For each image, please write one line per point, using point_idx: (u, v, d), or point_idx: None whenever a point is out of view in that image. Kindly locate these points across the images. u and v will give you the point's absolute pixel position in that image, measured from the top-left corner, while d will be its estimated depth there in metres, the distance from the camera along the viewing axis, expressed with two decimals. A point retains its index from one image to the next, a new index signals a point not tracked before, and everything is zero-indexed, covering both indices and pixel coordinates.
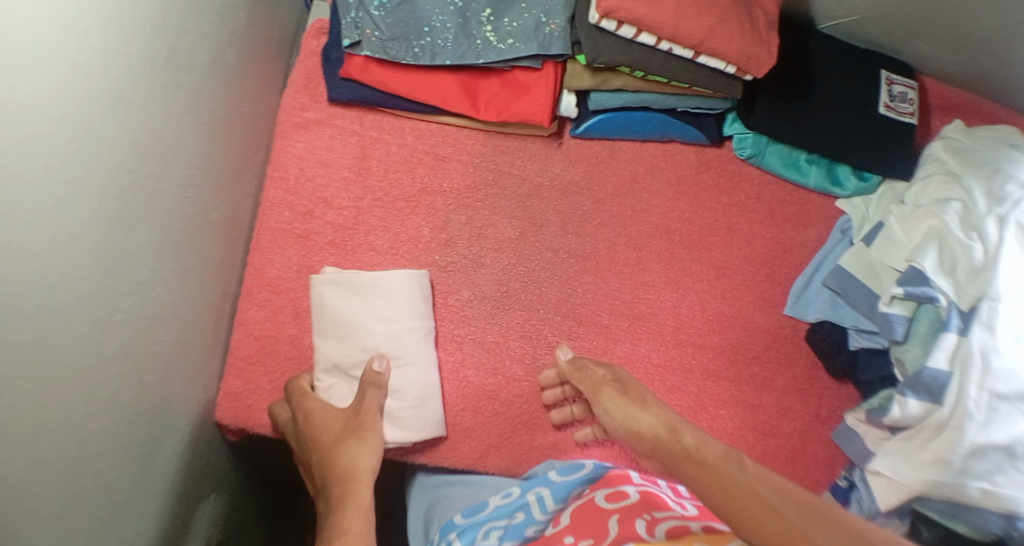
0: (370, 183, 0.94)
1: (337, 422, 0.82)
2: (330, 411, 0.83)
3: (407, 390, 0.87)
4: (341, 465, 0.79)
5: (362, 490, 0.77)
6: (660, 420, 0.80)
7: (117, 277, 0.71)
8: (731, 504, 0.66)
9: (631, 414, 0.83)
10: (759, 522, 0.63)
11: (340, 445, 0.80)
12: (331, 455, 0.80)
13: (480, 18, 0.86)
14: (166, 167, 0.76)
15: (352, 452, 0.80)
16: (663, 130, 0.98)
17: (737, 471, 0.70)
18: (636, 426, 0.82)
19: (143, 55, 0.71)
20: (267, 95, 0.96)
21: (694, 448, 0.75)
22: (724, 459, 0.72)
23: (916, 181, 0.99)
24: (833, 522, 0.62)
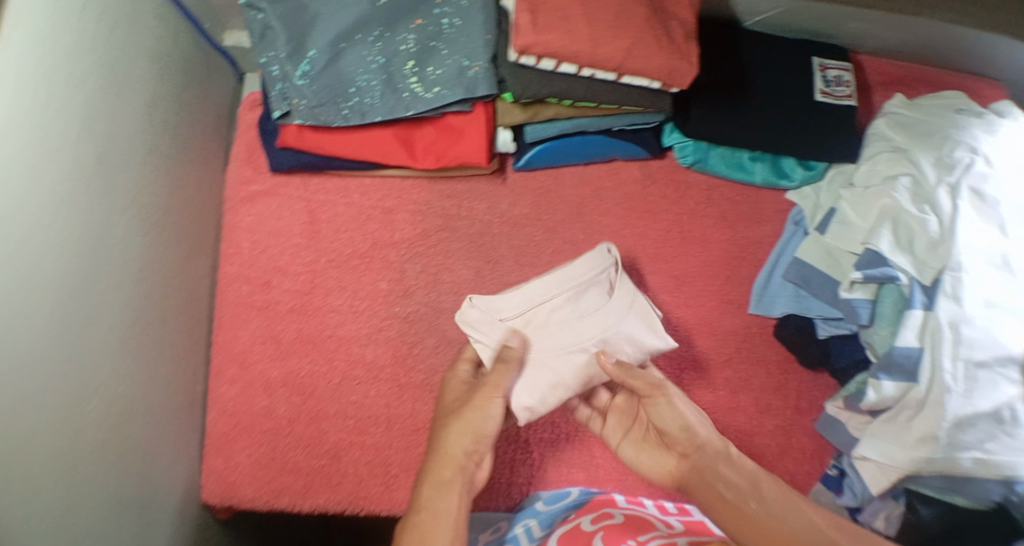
0: (322, 245, 0.95)
1: (459, 398, 0.83)
2: (456, 392, 0.85)
3: (548, 351, 0.83)
4: (440, 443, 0.80)
5: (448, 468, 0.78)
6: (685, 438, 0.82)
7: (78, 381, 0.72)
8: (740, 526, 0.74)
9: (664, 418, 0.83)
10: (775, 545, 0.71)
11: (448, 420, 0.81)
12: (438, 432, 0.81)
13: (403, 71, 0.86)
14: (113, 267, 0.77)
15: (453, 426, 0.80)
16: (604, 150, 0.98)
17: (759, 499, 0.75)
18: (667, 428, 0.83)
19: (72, 164, 0.72)
20: (212, 172, 0.97)
21: (709, 470, 0.79)
22: (742, 482, 0.77)
23: (863, 162, 0.99)
24: None
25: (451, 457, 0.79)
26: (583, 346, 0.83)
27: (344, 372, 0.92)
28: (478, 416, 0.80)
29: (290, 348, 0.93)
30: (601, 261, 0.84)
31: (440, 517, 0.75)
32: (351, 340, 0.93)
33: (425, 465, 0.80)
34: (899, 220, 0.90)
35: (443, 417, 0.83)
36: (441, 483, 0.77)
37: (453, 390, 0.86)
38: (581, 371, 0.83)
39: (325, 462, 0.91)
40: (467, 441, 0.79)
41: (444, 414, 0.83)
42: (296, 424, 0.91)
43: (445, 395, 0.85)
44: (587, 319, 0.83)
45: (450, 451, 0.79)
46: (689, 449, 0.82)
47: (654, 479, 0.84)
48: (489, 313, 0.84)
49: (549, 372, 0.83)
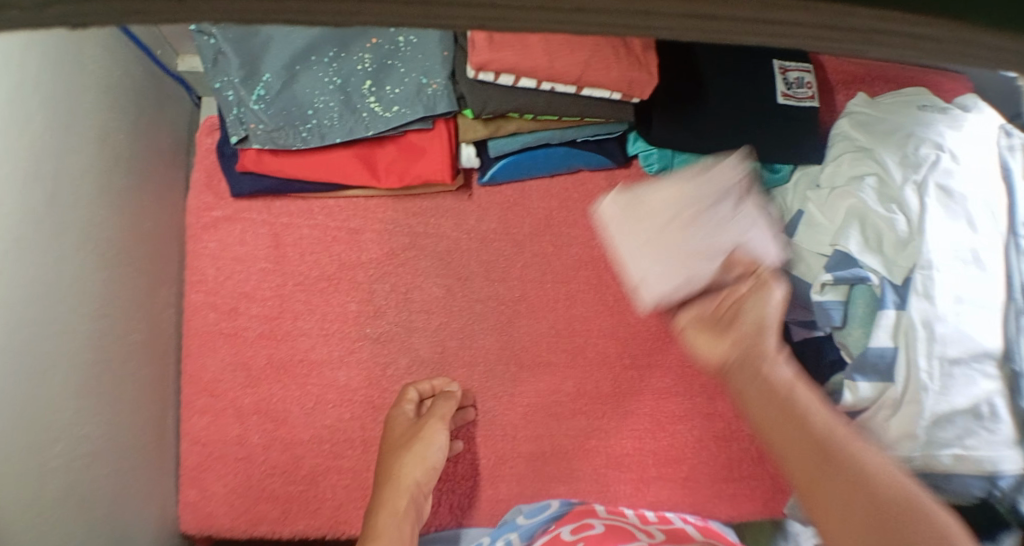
0: (289, 269, 0.94)
1: (403, 434, 0.87)
2: (402, 427, 0.88)
3: (665, 259, 0.91)
4: (393, 475, 0.84)
5: (403, 497, 0.83)
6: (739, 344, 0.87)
7: (38, 429, 0.70)
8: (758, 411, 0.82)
9: (759, 310, 0.88)
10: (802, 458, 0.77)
11: (399, 455, 0.85)
12: (389, 466, 0.85)
13: (361, 91, 0.85)
14: (71, 308, 0.76)
15: (405, 462, 0.85)
16: (568, 161, 0.97)
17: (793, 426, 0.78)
18: (750, 315, 0.88)
19: (20, 209, 0.70)
20: (172, 200, 0.95)
21: (749, 360, 0.86)
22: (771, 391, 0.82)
23: (828, 164, 0.99)
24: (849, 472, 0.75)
25: (404, 487, 0.84)
26: (687, 279, 0.91)
27: (316, 397, 0.91)
28: (426, 448, 0.85)
29: (260, 375, 0.92)
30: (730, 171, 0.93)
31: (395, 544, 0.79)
32: (322, 364, 0.92)
33: (376, 497, 0.84)
34: (866, 219, 0.90)
35: (393, 452, 0.86)
36: (396, 512, 0.82)
37: (397, 426, 0.88)
38: (707, 277, 0.91)
39: (301, 488, 0.90)
40: (419, 470, 0.85)
41: (391, 447, 0.87)
42: (269, 451, 0.90)
43: (389, 428, 0.88)
44: (722, 229, 0.92)
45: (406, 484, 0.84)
46: (743, 341, 0.87)
47: (704, 361, 0.91)
48: (631, 200, 0.93)
49: (663, 266, 0.90)
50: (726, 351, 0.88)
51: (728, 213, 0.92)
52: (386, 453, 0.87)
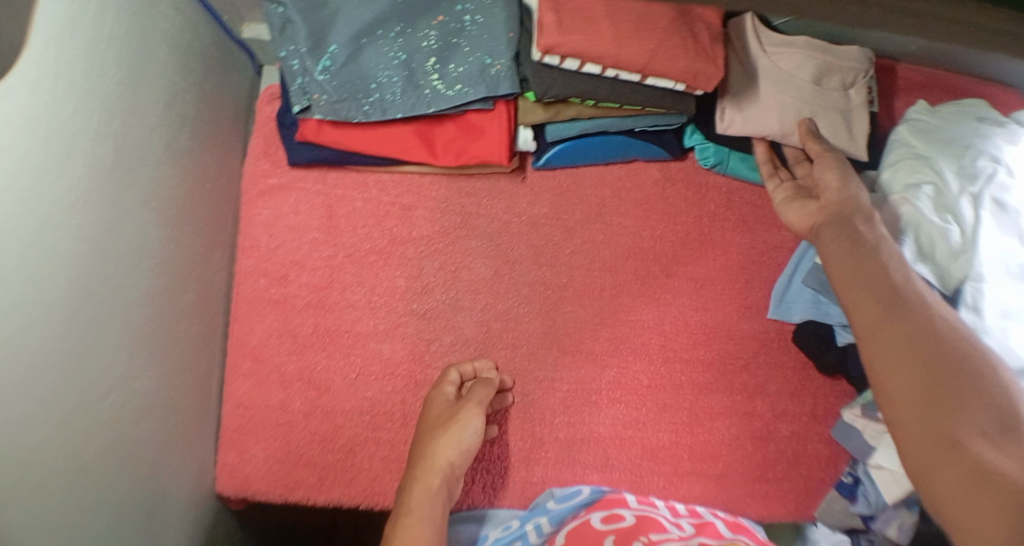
0: (340, 240, 0.95)
1: (441, 414, 0.87)
2: (439, 407, 0.88)
3: (770, 100, 0.92)
4: (427, 453, 0.84)
5: (435, 476, 0.83)
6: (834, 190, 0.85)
7: (93, 379, 0.72)
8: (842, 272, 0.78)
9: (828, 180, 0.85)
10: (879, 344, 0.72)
11: (434, 434, 0.85)
12: (425, 444, 0.85)
13: (425, 68, 0.85)
14: (131, 263, 0.77)
15: (439, 441, 0.84)
16: (624, 151, 0.97)
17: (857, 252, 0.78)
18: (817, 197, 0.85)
19: (89, 162, 0.71)
20: (230, 164, 0.97)
21: (847, 218, 0.82)
22: (871, 276, 0.76)
23: (885, 170, 0.98)
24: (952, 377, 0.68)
25: (436, 466, 0.83)
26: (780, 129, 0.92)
27: (360, 368, 0.92)
28: (463, 429, 0.85)
29: (306, 343, 0.93)
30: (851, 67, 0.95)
31: (425, 524, 0.79)
32: (367, 336, 0.93)
33: (411, 474, 0.84)
34: (920, 227, 0.90)
35: (428, 432, 0.86)
36: (429, 490, 0.82)
37: (435, 407, 0.88)
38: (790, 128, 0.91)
39: (340, 457, 0.91)
40: (452, 450, 0.84)
41: (428, 426, 0.86)
42: (311, 419, 0.91)
43: (429, 406, 0.88)
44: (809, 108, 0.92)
45: (439, 465, 0.83)
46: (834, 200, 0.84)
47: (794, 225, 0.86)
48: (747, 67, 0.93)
49: (765, 103, 0.92)
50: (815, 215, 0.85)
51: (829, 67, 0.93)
52: (421, 432, 0.87)
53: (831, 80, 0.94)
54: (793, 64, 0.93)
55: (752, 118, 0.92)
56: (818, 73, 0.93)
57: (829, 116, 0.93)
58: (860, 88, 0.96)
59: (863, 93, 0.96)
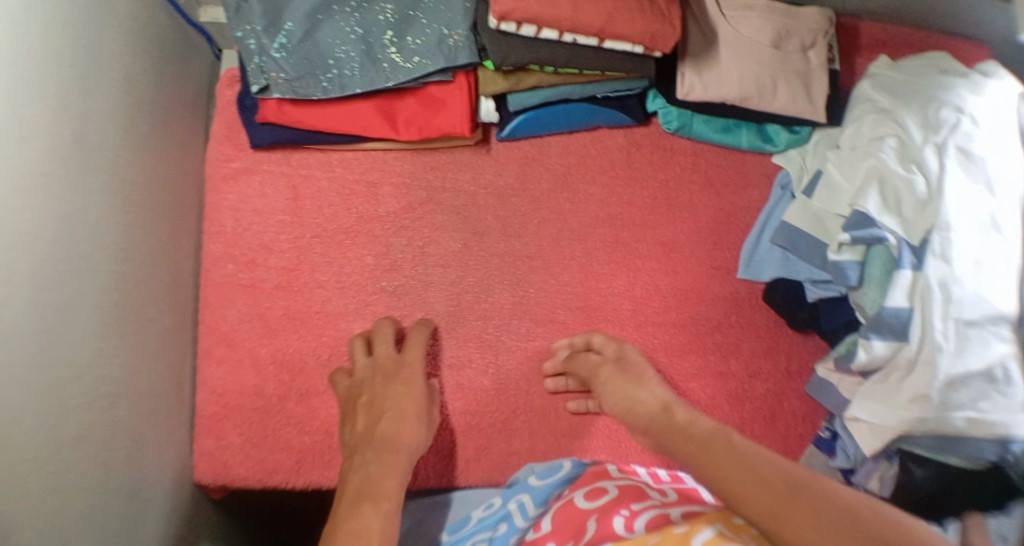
0: (307, 222, 0.94)
1: (389, 367, 0.87)
2: (384, 359, 0.87)
3: (728, 65, 0.92)
4: (381, 407, 0.83)
5: (394, 426, 0.82)
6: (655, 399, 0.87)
7: (62, 367, 0.71)
8: (727, 483, 0.73)
9: (630, 394, 0.89)
10: (741, 492, 0.72)
11: (390, 384, 0.85)
12: (382, 396, 0.84)
13: (383, 41, 0.85)
14: (95, 249, 0.77)
15: (397, 391, 0.85)
16: (588, 118, 0.97)
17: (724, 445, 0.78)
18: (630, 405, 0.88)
19: (46, 147, 0.70)
20: (192, 150, 0.96)
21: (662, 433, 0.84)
22: (713, 435, 0.79)
23: (849, 124, 0.97)
24: (817, 494, 0.70)
25: (400, 446, 0.81)
26: (739, 93, 0.92)
27: (333, 348, 0.92)
28: (414, 381, 0.86)
29: (277, 326, 0.92)
30: (809, 30, 0.95)
31: (383, 535, 0.72)
32: (339, 316, 0.93)
33: (368, 451, 0.80)
34: (885, 182, 0.89)
35: (379, 387, 0.85)
36: (393, 445, 0.80)
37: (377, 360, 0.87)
38: (748, 92, 0.92)
39: (317, 439, 0.90)
40: (415, 434, 0.83)
41: (388, 403, 0.84)
42: (286, 402, 0.91)
43: (386, 381, 0.86)
44: (769, 72, 0.92)
45: (395, 415, 0.83)
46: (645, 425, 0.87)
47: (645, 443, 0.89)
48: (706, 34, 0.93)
49: (723, 67, 0.92)
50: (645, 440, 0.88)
51: (786, 32, 0.94)
52: (366, 387, 0.86)
53: (789, 43, 0.94)
54: (751, 28, 0.93)
55: (713, 82, 0.91)
56: (776, 37, 0.93)
57: (790, 77, 0.93)
58: (820, 47, 0.96)
59: (823, 53, 0.96)
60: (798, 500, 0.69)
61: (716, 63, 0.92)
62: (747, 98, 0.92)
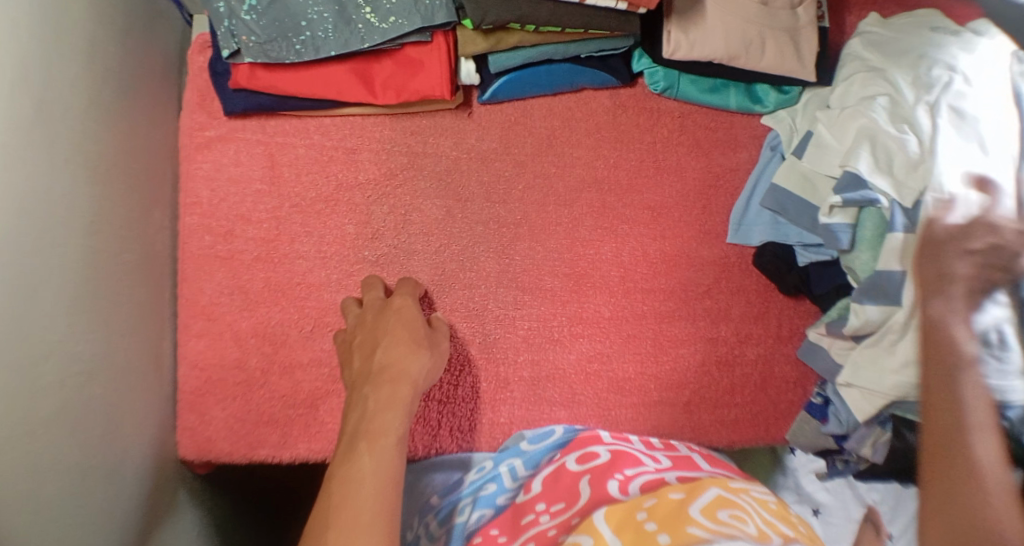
0: (285, 190, 0.92)
1: (379, 309, 0.85)
2: (371, 306, 0.87)
3: (715, 24, 0.88)
4: (373, 345, 0.82)
5: (390, 354, 0.80)
6: None
7: (31, 343, 0.69)
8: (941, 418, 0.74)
9: None
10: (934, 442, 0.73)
11: (380, 322, 0.84)
12: (373, 336, 0.83)
13: (356, 1, 0.82)
14: (62, 221, 0.74)
15: (391, 324, 0.83)
16: (571, 79, 0.94)
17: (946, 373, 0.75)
18: None
19: (9, 115, 0.68)
20: (164, 119, 0.93)
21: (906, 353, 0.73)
22: (933, 358, 0.77)
23: (840, 84, 0.95)
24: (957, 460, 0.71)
25: (401, 375, 0.79)
26: (726, 54, 0.89)
27: (315, 319, 0.90)
28: (407, 314, 0.85)
29: (257, 298, 0.90)
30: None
31: (380, 477, 0.71)
32: (320, 287, 0.91)
33: (366, 390, 0.78)
34: (876, 140, 0.87)
35: (371, 329, 0.84)
36: (394, 377, 0.78)
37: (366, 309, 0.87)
38: (735, 53, 0.89)
39: (302, 411, 0.89)
40: (417, 364, 0.80)
41: (385, 336, 0.82)
42: (268, 375, 0.89)
43: (381, 318, 0.84)
44: (756, 31, 0.90)
45: (389, 346, 0.81)
46: None
47: None
48: None
49: (709, 26, 0.88)
50: None
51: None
52: (360, 333, 0.84)
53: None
54: None
55: (699, 41, 0.89)
56: None
57: (779, 36, 0.91)
58: (810, 4, 0.93)
59: (812, 9, 0.93)
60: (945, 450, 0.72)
61: (703, 22, 0.89)
62: (734, 59, 0.90)
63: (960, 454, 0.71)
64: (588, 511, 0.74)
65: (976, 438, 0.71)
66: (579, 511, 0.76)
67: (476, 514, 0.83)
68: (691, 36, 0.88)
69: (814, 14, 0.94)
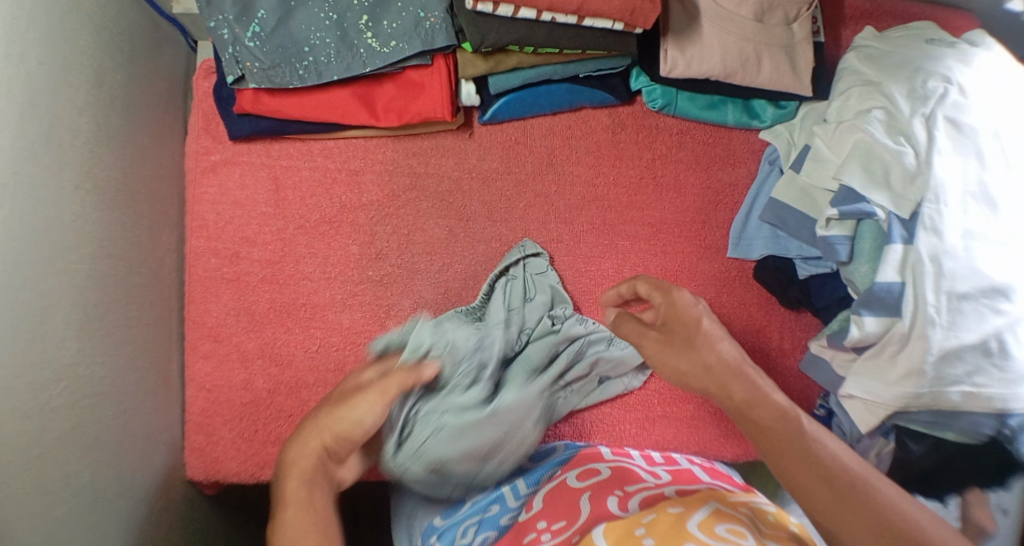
0: (290, 212, 0.93)
1: (354, 389, 0.78)
2: (363, 382, 0.80)
3: (710, 42, 0.90)
4: (314, 426, 0.75)
5: (308, 454, 0.72)
6: (701, 365, 0.75)
7: (40, 367, 0.70)
8: (823, 490, 0.68)
9: (667, 357, 0.77)
10: (809, 486, 0.68)
11: (347, 402, 0.76)
12: (321, 414, 0.76)
13: (358, 26, 0.83)
14: (70, 247, 0.75)
15: (350, 413, 0.75)
16: (571, 99, 0.96)
17: (797, 430, 0.71)
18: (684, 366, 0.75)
19: (17, 145, 0.69)
20: (170, 144, 0.94)
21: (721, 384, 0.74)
22: (772, 416, 0.72)
23: (500, 276, 0.93)
24: (868, 507, 0.66)
25: (288, 473, 0.71)
26: (723, 71, 0.91)
27: (320, 340, 0.91)
28: (368, 407, 0.76)
29: (263, 319, 0.91)
30: (795, 3, 0.93)
31: None
32: (325, 307, 0.92)
33: (280, 477, 0.71)
34: (465, 384, 0.85)
35: (331, 406, 0.76)
36: (302, 472, 0.71)
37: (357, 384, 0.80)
38: (731, 71, 0.91)
39: None
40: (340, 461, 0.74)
41: (331, 421, 0.74)
42: (275, 396, 0.90)
43: (344, 401, 0.77)
44: (753, 49, 0.91)
45: (332, 437, 0.74)
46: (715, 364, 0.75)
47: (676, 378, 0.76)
48: (686, 10, 0.90)
49: (704, 44, 0.90)
50: (698, 366, 0.75)
51: (771, 4, 0.91)
52: (315, 409, 0.77)
53: (773, 17, 0.92)
54: (734, 2, 0.91)
55: (696, 58, 0.90)
56: (760, 10, 0.91)
57: (774, 52, 0.92)
58: (804, 20, 0.94)
59: (807, 26, 0.94)
60: (851, 497, 0.67)
61: (698, 40, 0.90)
62: (731, 77, 0.91)
63: (870, 503, 0.67)
64: (588, 527, 0.74)
65: (879, 485, 0.68)
66: (579, 528, 0.75)
67: (479, 535, 0.79)
68: (687, 54, 0.90)
69: (809, 30, 0.95)
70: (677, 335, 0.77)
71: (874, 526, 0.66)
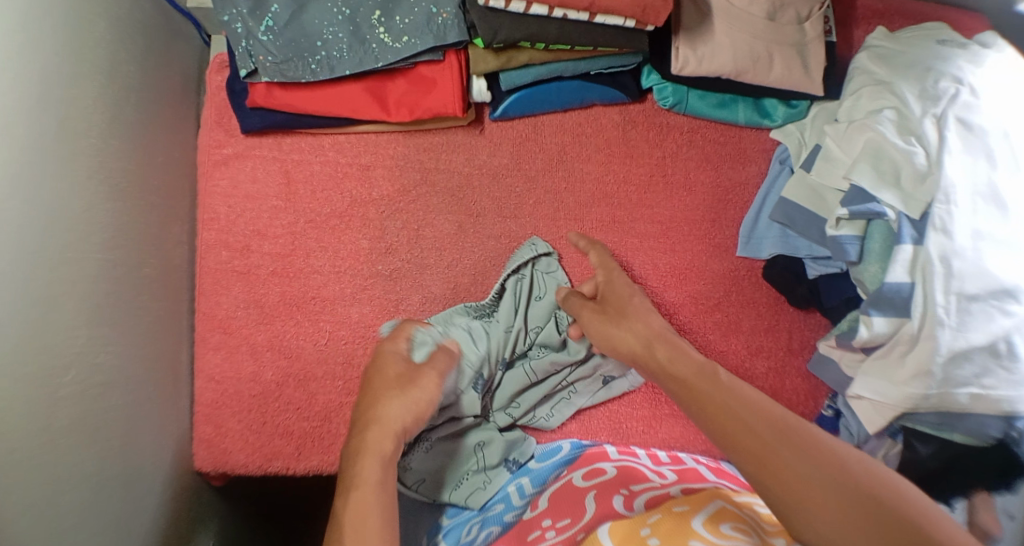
0: (300, 206, 0.94)
1: (400, 374, 0.80)
2: (394, 364, 0.81)
3: (722, 40, 0.90)
4: (375, 413, 0.77)
5: (388, 439, 0.75)
6: (636, 336, 0.81)
7: (52, 354, 0.71)
8: (752, 437, 0.67)
9: (605, 329, 0.84)
10: (737, 434, 0.68)
11: (387, 392, 0.78)
12: (375, 405, 0.77)
13: (370, 21, 0.84)
14: (82, 237, 0.76)
15: (400, 401, 0.77)
16: (581, 96, 0.96)
17: (716, 386, 0.73)
18: (617, 337, 0.83)
19: (31, 135, 0.70)
20: (182, 136, 0.95)
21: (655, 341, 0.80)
22: (700, 377, 0.75)
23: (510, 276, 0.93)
24: (804, 446, 0.66)
25: (372, 456, 0.73)
26: (734, 69, 0.91)
27: (329, 333, 0.92)
28: (421, 393, 0.79)
29: (273, 312, 0.92)
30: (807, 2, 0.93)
31: None
32: (334, 301, 0.92)
33: (351, 466, 0.73)
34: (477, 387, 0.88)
35: (377, 393, 0.79)
36: (382, 455, 0.74)
37: (390, 364, 0.81)
38: (743, 69, 0.91)
39: (316, 424, 0.90)
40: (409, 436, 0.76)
41: (383, 408, 0.77)
42: (284, 388, 0.90)
43: (390, 387, 0.79)
44: (764, 48, 0.91)
45: (387, 421, 0.76)
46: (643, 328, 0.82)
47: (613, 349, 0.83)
48: (698, 9, 0.90)
49: (716, 42, 0.90)
50: (630, 330, 0.82)
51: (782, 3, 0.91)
52: (362, 400, 0.79)
53: (785, 15, 0.92)
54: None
55: (708, 56, 0.90)
56: (771, 8, 0.91)
57: (785, 51, 0.92)
58: (816, 19, 0.94)
59: (819, 25, 0.94)
60: (784, 438, 0.66)
61: (710, 39, 0.90)
62: (743, 75, 0.91)
63: (801, 443, 0.66)
64: (593, 526, 0.74)
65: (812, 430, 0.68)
66: (584, 526, 0.75)
67: (483, 531, 0.82)
68: (698, 52, 0.90)
69: (821, 29, 0.95)
70: (611, 306, 0.86)
71: (812, 462, 0.64)
